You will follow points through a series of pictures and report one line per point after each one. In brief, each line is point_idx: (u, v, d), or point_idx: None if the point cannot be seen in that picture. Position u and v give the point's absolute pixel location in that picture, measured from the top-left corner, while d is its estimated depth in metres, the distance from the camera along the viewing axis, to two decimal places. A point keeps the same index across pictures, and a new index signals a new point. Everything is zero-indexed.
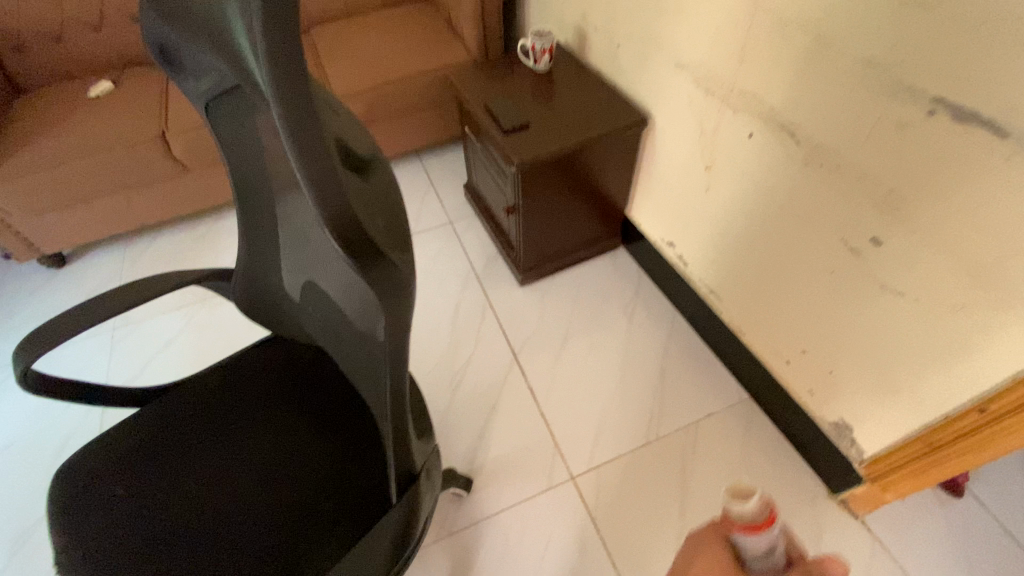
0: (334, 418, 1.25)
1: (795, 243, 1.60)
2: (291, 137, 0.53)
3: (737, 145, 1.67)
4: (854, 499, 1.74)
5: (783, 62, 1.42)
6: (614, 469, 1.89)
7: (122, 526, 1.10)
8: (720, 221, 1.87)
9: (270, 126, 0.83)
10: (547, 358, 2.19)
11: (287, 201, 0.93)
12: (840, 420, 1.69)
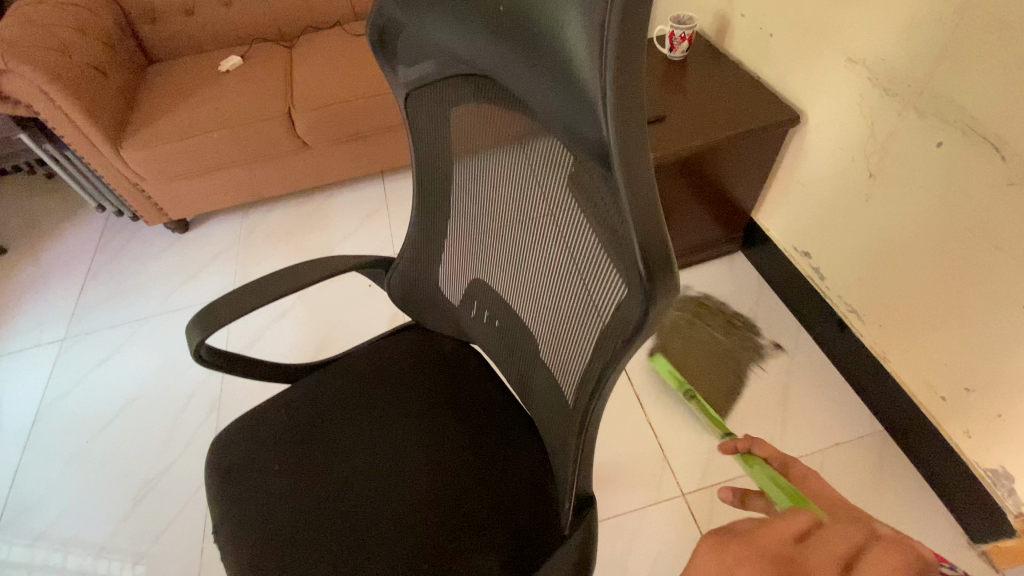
0: (496, 427, 0.99)
1: (976, 264, 1.18)
2: (612, 142, 0.41)
3: (911, 157, 1.24)
4: (1003, 554, 1.30)
5: (995, 62, 1.03)
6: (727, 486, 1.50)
7: (260, 531, 0.91)
8: (879, 235, 1.38)
9: (486, 120, 0.71)
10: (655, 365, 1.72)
11: (483, 201, 0.80)
12: (1003, 468, 1.25)
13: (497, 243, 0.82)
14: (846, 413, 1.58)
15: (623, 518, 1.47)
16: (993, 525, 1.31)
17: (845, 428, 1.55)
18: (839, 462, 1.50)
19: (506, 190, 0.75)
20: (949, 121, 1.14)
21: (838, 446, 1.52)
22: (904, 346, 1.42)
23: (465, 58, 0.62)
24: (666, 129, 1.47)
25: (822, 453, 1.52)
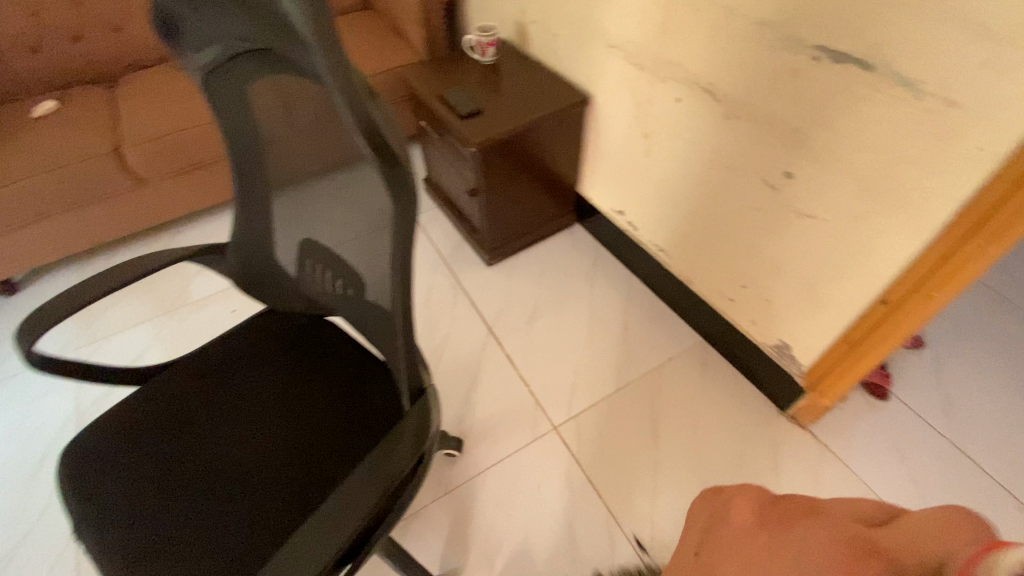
0: (350, 377, 1.10)
1: (722, 188, 1.56)
2: (326, 60, 0.56)
3: (665, 115, 1.59)
4: (801, 412, 1.65)
5: (696, 35, 1.41)
6: (593, 413, 1.72)
7: (122, 513, 0.93)
8: (661, 183, 1.72)
9: (273, 89, 0.83)
10: (519, 326, 1.92)
11: (294, 166, 0.92)
12: (779, 340, 1.62)
13: (312, 201, 0.94)
14: (670, 333, 1.91)
15: (511, 460, 1.63)
16: (787, 385, 1.67)
17: (671, 344, 1.89)
18: (673, 372, 1.82)
19: (307, 151, 0.88)
20: (680, 80, 1.51)
21: (669, 360, 1.84)
22: (701, 266, 1.75)
23: (239, 33, 0.75)
24: (485, 120, 1.64)
25: (659, 367, 1.83)
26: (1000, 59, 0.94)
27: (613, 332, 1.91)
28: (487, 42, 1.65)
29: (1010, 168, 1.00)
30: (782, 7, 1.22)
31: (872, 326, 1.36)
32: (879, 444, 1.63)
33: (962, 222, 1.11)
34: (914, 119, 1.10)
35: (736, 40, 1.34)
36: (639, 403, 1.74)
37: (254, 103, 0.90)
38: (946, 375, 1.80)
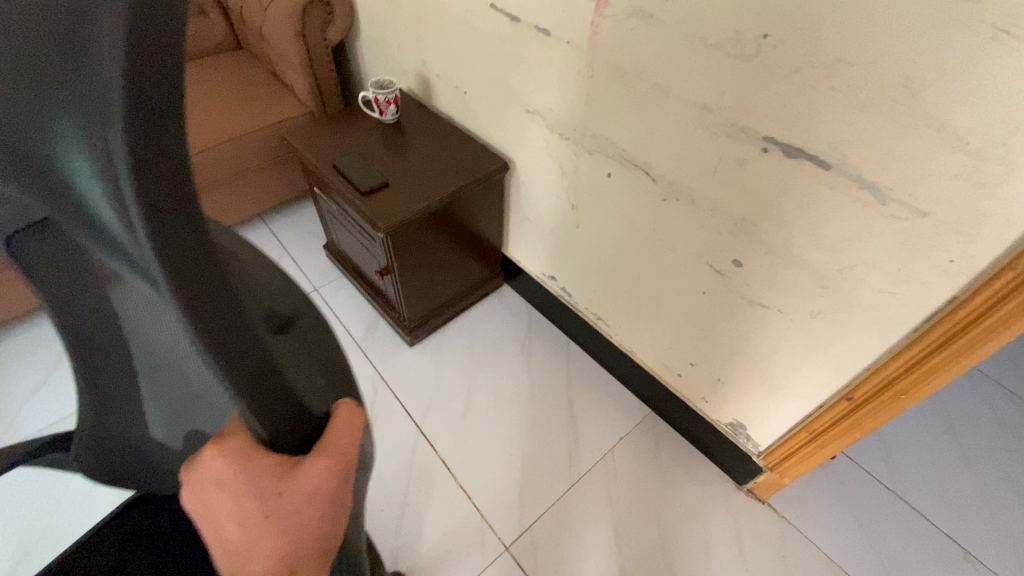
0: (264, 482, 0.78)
1: (653, 269, 1.09)
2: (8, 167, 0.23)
3: (580, 172, 1.11)
4: (758, 486, 1.19)
5: (599, 86, 0.94)
6: (545, 521, 1.18)
7: None
8: (582, 248, 1.25)
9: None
10: (444, 417, 1.34)
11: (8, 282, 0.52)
12: (731, 422, 1.14)
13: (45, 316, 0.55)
14: (625, 417, 1.35)
15: None
16: (737, 459, 1.20)
17: (628, 428, 1.33)
18: (633, 477, 1.25)
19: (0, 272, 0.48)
20: (609, 154, 1.01)
21: (622, 444, 1.30)
22: (641, 356, 1.28)
23: None
24: (392, 195, 1.16)
25: (614, 471, 1.26)
26: (990, 160, 0.57)
27: (554, 425, 1.33)
28: (386, 99, 1.31)
29: (1004, 271, 0.62)
30: (716, 69, 0.75)
31: (829, 425, 0.93)
32: (857, 528, 1.18)
33: (938, 328, 0.71)
34: (875, 230, 0.69)
35: (655, 104, 0.86)
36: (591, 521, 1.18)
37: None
38: (982, 438, 1.33)
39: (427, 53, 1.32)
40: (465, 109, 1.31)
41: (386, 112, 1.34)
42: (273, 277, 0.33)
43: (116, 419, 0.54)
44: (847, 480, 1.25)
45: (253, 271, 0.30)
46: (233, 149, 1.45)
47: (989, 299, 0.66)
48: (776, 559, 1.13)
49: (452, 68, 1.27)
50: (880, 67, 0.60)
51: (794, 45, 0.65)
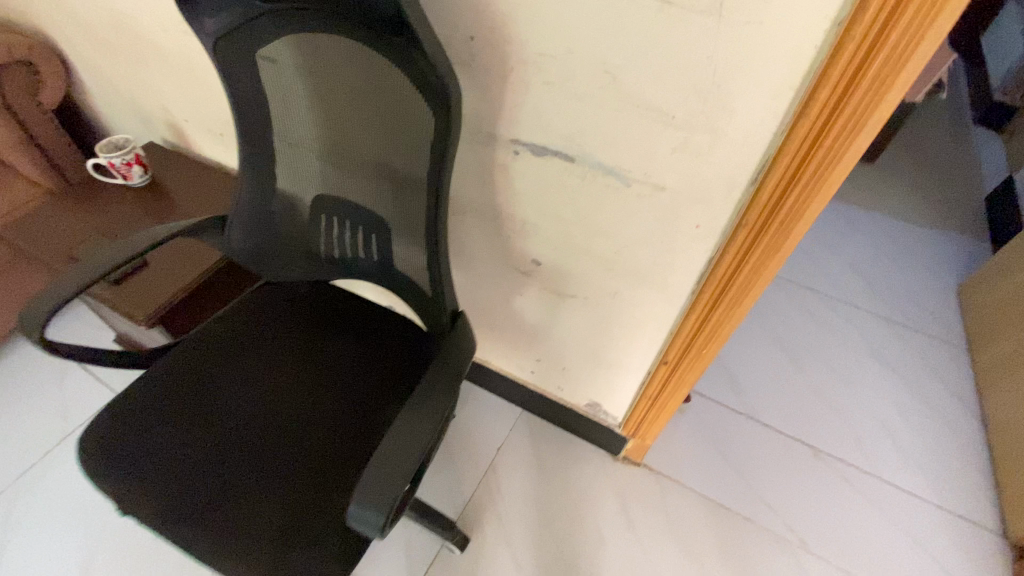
0: (324, 318, 0.89)
1: (472, 282, 1.03)
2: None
3: None
4: (631, 453, 1.21)
5: None
6: (441, 562, 1.10)
7: (142, 460, 0.70)
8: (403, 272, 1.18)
9: (249, 26, 0.66)
10: None
11: (282, 112, 0.74)
12: (590, 403, 1.15)
13: (291, 150, 0.78)
14: (501, 426, 1.32)
15: None
16: (606, 436, 1.21)
17: (505, 434, 1.30)
18: (519, 482, 1.22)
19: (289, 105, 0.73)
20: None
21: (499, 453, 1.27)
22: (495, 363, 1.24)
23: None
24: (149, 277, 0.92)
25: (498, 483, 1.22)
26: (695, 130, 0.58)
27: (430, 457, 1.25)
28: (124, 162, 1.10)
29: (739, 227, 0.64)
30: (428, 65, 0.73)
31: (660, 389, 0.95)
32: (722, 458, 1.27)
33: (710, 285, 0.72)
34: (631, 209, 0.69)
35: None
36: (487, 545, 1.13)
37: (268, 54, 0.68)
38: (806, 343, 1.50)
39: (165, 98, 1.12)
40: (233, 154, 1.16)
41: (132, 177, 1.14)
42: (415, 70, 0.58)
43: (343, 223, 0.82)
44: (707, 417, 1.34)
45: (412, 59, 0.58)
46: None
47: (736, 255, 0.67)
48: (659, 516, 1.18)
49: (200, 112, 1.10)
50: (577, 49, 0.57)
51: (499, 44, 0.61)
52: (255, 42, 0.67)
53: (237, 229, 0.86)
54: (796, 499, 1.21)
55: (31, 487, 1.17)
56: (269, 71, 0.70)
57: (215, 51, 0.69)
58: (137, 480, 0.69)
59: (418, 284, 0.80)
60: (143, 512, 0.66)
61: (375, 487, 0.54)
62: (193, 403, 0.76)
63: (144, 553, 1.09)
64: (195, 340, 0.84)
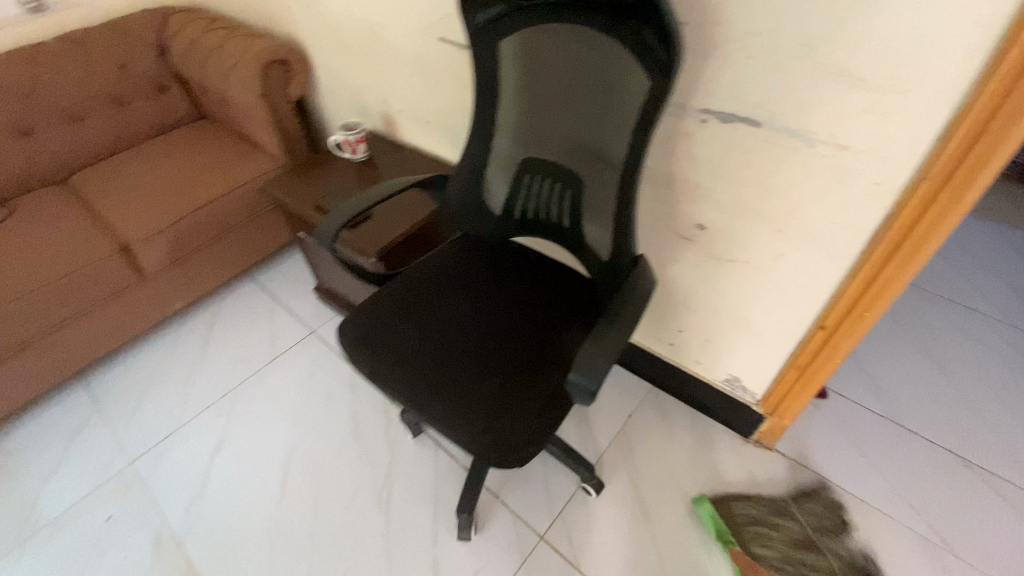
0: (513, 264, 1.08)
1: None
2: None
3: None
4: (764, 434, 1.25)
5: None
6: (576, 503, 1.21)
7: (389, 348, 0.93)
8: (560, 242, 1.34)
9: (504, 16, 0.84)
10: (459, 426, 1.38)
11: (508, 90, 0.94)
12: (728, 377, 1.21)
13: (509, 121, 0.97)
14: (632, 396, 1.41)
15: None
16: (740, 414, 1.26)
17: (636, 403, 1.39)
18: (647, 446, 1.30)
19: (515, 85, 0.93)
20: None
21: (630, 420, 1.36)
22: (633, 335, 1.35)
23: None
24: (374, 225, 1.16)
25: (627, 442, 1.31)
26: (885, 93, 0.67)
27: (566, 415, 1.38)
28: (355, 139, 1.40)
29: (919, 182, 0.71)
30: None
31: (812, 355, 1.00)
32: (860, 455, 1.26)
33: (882, 241, 0.79)
34: (811, 169, 0.79)
35: None
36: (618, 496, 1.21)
37: (509, 45, 0.88)
38: (956, 358, 1.44)
39: (387, 92, 1.41)
40: (431, 138, 1.41)
41: (357, 152, 1.43)
42: (643, 47, 0.74)
43: (540, 182, 1.00)
44: (844, 415, 1.33)
45: (644, 39, 0.73)
46: (210, 210, 1.51)
47: (914, 208, 0.74)
48: (792, 498, 1.20)
49: (413, 102, 1.37)
50: (784, 24, 0.70)
51: (710, 25, 0.76)
52: (505, 31, 0.86)
53: (453, 185, 1.08)
54: (943, 504, 1.17)
55: (250, 395, 1.46)
56: (507, 58, 0.90)
57: (471, 38, 0.90)
58: (386, 361, 0.91)
59: (599, 234, 0.96)
60: (392, 385, 0.89)
61: (587, 362, 0.71)
62: (421, 313, 0.98)
63: (332, 455, 1.32)
64: (417, 271, 1.07)
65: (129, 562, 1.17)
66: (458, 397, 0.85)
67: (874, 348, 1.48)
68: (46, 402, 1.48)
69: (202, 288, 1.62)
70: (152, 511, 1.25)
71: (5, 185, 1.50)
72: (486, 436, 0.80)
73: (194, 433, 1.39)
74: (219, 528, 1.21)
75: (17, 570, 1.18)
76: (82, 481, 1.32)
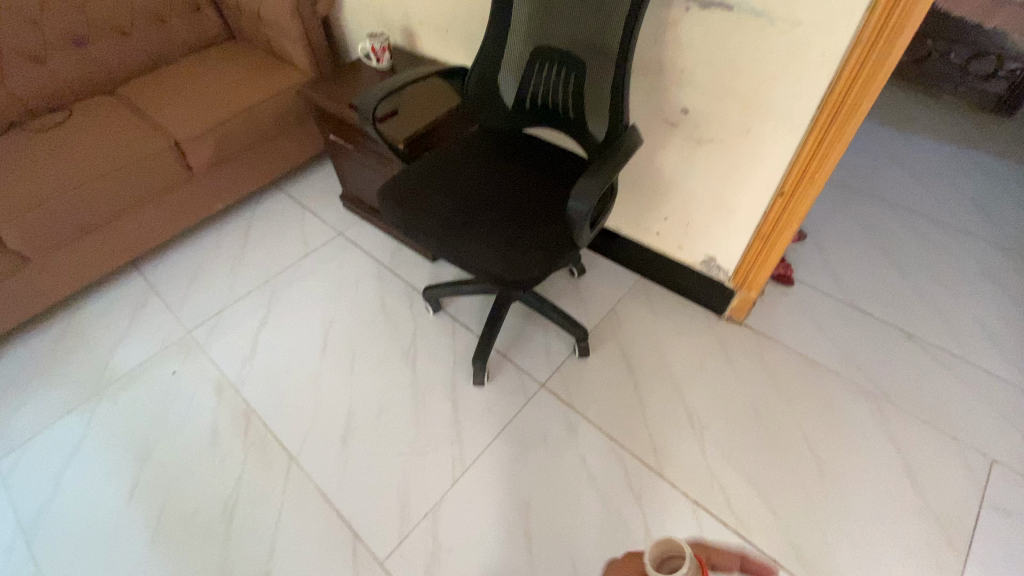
0: (526, 147, 1.26)
1: None
2: None
3: None
4: (734, 309, 1.44)
5: None
6: (573, 362, 1.42)
7: (423, 206, 1.13)
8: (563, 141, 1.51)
9: None
10: (471, 307, 1.59)
11: None
12: (704, 258, 1.39)
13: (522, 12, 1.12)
14: (624, 283, 1.60)
15: (512, 426, 1.31)
16: (714, 292, 1.45)
17: (627, 288, 1.58)
18: (635, 320, 1.50)
19: None
20: None
21: (621, 300, 1.55)
22: (625, 229, 1.53)
23: None
24: (402, 119, 1.33)
25: (618, 316, 1.51)
26: None
27: (564, 297, 1.57)
28: (381, 47, 1.55)
29: (854, 45, 0.89)
30: None
31: (772, 224, 1.19)
32: (816, 329, 1.47)
33: (827, 103, 0.97)
34: (773, 47, 0.96)
35: None
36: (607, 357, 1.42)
37: None
38: (908, 257, 1.65)
39: (409, 5, 1.55)
40: (449, 48, 1.57)
41: (381, 60, 1.58)
42: None
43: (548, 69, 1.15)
44: (806, 299, 1.54)
45: None
46: (248, 116, 1.66)
47: (849, 74, 0.92)
48: (756, 358, 1.41)
49: (432, 14, 1.51)
50: None
51: None
52: None
53: (472, 76, 1.24)
54: (883, 365, 1.39)
55: (287, 282, 1.66)
56: None
57: None
58: (420, 215, 1.11)
59: (597, 113, 1.11)
60: (426, 232, 1.09)
61: (584, 191, 0.89)
62: (448, 182, 1.17)
63: (364, 327, 1.54)
64: (444, 152, 1.25)
65: (197, 403, 1.38)
66: (479, 240, 1.05)
67: (839, 249, 1.68)
68: (109, 285, 1.68)
69: (240, 192, 1.81)
70: (214, 366, 1.46)
71: (62, 89, 1.66)
72: (502, 266, 1.01)
73: (240, 310, 1.59)
74: (271, 380, 1.42)
75: (101, 409, 1.39)
76: (147, 346, 1.51)
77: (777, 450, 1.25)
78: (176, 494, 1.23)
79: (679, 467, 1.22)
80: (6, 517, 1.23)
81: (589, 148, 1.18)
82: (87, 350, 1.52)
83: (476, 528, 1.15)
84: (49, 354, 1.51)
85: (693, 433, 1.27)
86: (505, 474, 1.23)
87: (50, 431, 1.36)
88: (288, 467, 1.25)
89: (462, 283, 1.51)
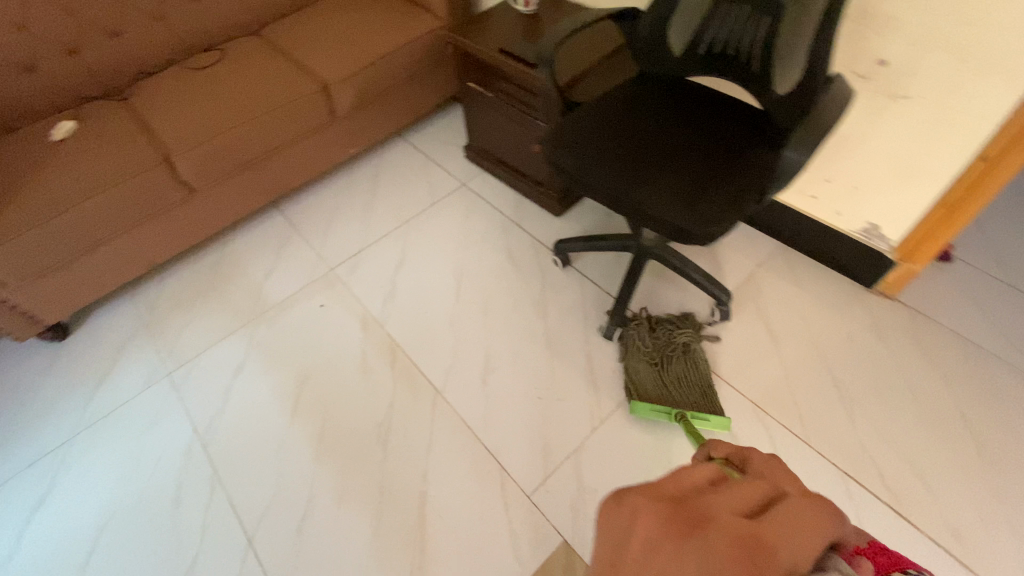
0: (693, 96, 1.22)
1: None
2: None
3: None
4: (889, 281, 1.37)
5: None
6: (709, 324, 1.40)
7: (596, 151, 1.12)
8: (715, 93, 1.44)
9: None
10: (600, 262, 1.58)
11: None
12: (866, 226, 1.32)
13: None
14: (761, 248, 1.54)
15: None
16: (867, 263, 1.38)
17: (765, 253, 1.53)
18: (774, 289, 1.45)
19: None
20: None
21: (758, 266, 1.50)
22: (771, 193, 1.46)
23: None
24: (560, 64, 1.31)
25: (754, 282, 1.47)
26: None
27: (697, 259, 1.54)
28: None
29: None
30: None
31: (963, 192, 1.13)
32: (978, 310, 1.38)
33: None
34: None
35: None
36: (745, 323, 1.39)
37: None
38: None
39: None
40: None
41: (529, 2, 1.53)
42: None
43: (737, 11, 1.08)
44: (965, 278, 1.44)
45: None
46: (386, 61, 1.67)
47: None
48: (909, 335, 1.34)
49: None
50: None
51: None
52: None
53: (645, 19, 1.19)
54: None
55: (418, 227, 1.71)
56: None
57: None
58: (593, 161, 1.10)
59: (786, 65, 1.04)
60: (601, 179, 1.08)
61: (804, 141, 0.85)
62: (618, 129, 1.15)
63: (494, 276, 1.57)
64: (609, 98, 1.23)
65: (345, 335, 1.47)
66: (660, 188, 1.04)
67: (1004, 227, 1.54)
68: (252, 222, 1.79)
69: (370, 138, 1.85)
70: (356, 302, 1.54)
71: (218, 30, 1.74)
72: (688, 216, 0.99)
73: (376, 251, 1.66)
74: (412, 318, 1.49)
75: (258, 332, 1.51)
76: (294, 279, 1.61)
77: (932, 428, 1.20)
78: (332, 415, 1.33)
79: (824, 436, 1.20)
80: (185, 421, 1.37)
81: (768, 101, 1.12)
82: (242, 278, 1.63)
83: (618, 473, 1.19)
84: (208, 281, 1.64)
85: (839, 404, 1.24)
86: (644, 427, 1.25)
87: (214, 349, 1.49)
88: (435, 399, 1.33)
89: (597, 240, 1.49)
